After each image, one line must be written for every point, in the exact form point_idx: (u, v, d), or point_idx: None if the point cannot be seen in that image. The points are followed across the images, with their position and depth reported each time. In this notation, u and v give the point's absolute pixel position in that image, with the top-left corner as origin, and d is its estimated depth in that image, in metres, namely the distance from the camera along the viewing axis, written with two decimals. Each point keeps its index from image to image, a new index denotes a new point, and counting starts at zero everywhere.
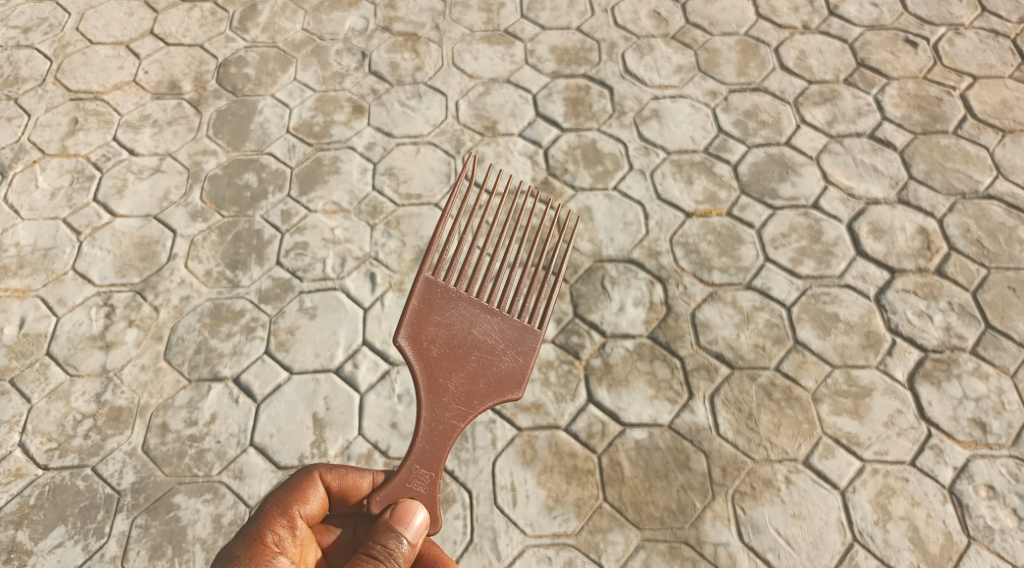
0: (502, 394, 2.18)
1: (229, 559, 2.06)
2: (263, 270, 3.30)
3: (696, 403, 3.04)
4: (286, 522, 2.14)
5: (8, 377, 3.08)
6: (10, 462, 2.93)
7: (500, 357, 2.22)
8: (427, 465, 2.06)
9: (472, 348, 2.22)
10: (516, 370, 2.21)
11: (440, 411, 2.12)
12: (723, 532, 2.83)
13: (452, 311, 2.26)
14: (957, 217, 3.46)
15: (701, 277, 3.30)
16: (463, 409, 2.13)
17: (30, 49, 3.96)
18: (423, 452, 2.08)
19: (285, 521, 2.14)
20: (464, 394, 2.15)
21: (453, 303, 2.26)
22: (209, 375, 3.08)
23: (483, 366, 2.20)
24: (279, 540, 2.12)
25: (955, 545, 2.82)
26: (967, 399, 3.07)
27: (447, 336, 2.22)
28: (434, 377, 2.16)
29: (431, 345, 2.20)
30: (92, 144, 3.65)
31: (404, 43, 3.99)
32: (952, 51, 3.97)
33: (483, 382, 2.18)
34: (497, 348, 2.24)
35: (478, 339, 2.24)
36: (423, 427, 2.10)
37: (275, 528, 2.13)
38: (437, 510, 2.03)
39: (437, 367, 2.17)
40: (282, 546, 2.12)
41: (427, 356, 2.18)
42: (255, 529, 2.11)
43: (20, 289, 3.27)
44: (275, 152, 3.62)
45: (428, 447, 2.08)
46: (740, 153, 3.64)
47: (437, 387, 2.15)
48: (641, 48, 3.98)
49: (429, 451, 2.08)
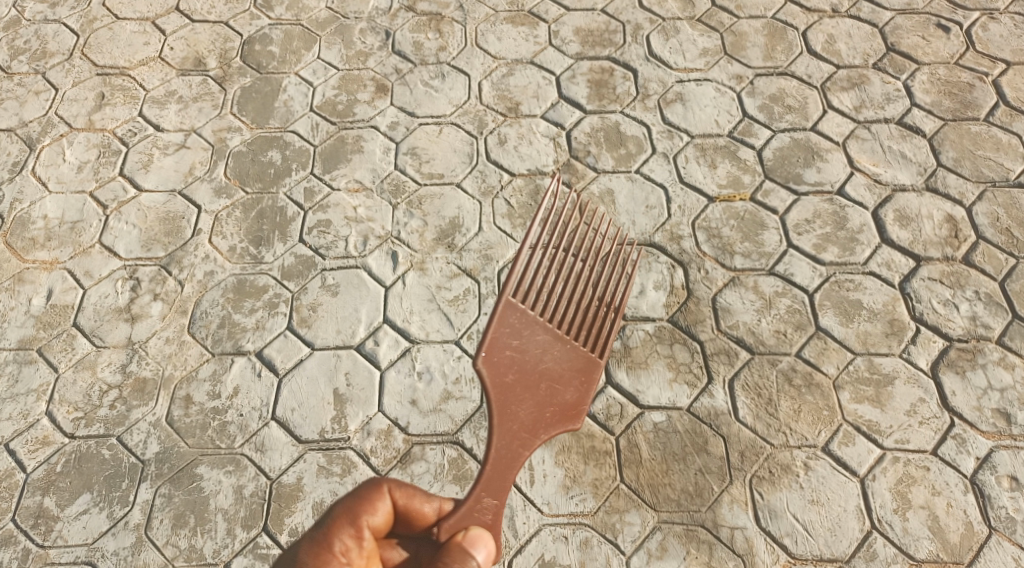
0: (567, 425, 2.09)
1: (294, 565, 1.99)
2: (286, 247, 3.32)
3: (715, 387, 3.04)
4: (353, 531, 2.04)
5: (35, 347, 3.13)
6: (38, 430, 2.98)
7: (567, 386, 2.14)
8: (495, 495, 1.98)
9: (542, 373, 2.13)
10: (582, 401, 2.13)
11: (508, 438, 2.03)
12: (740, 516, 2.83)
13: (527, 335, 2.15)
14: (986, 205, 3.42)
15: (723, 261, 3.29)
16: (530, 438, 2.04)
17: (58, 23, 3.99)
18: (491, 481, 2.00)
19: (352, 530, 2.04)
20: (530, 423, 2.06)
21: (529, 324, 2.16)
22: (232, 349, 3.11)
23: (552, 393, 2.11)
24: (345, 550, 2.02)
25: (975, 534, 2.80)
26: (992, 390, 3.04)
27: (520, 360, 2.11)
28: (505, 403, 2.06)
29: (506, 370, 2.08)
30: (118, 119, 3.68)
31: (429, 23, 3.99)
32: (985, 36, 3.90)
33: (550, 410, 2.09)
34: (564, 376, 2.15)
35: (548, 366, 2.14)
36: (493, 456, 2.01)
37: (342, 536, 2.03)
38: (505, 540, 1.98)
39: (507, 391, 2.07)
40: (349, 555, 2.02)
41: (501, 379, 2.07)
42: (321, 535, 2.03)
43: (48, 261, 3.31)
44: (299, 130, 3.63)
45: (493, 475, 2.00)
46: (765, 138, 3.61)
47: (508, 415, 2.05)
48: (667, 31, 3.94)
49: (496, 479, 2.00)
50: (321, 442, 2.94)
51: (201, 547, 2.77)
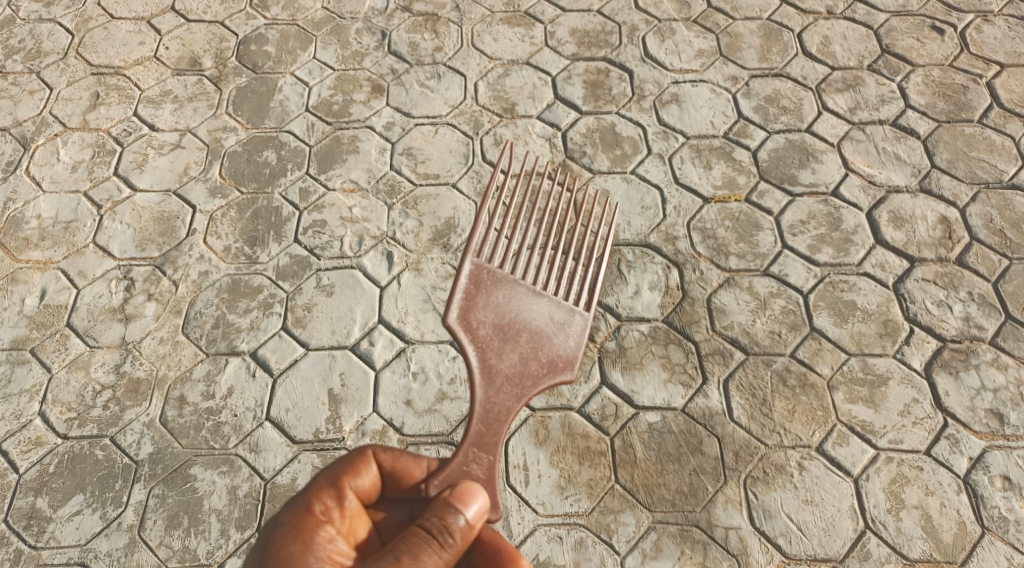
0: (557, 377, 2.11)
1: (276, 524, 2.09)
2: (281, 247, 3.31)
3: (710, 388, 3.04)
4: (334, 492, 2.13)
5: (29, 347, 3.12)
6: (31, 431, 2.97)
7: (550, 339, 2.16)
8: (486, 449, 2.00)
9: (522, 328, 2.15)
10: (567, 353, 2.16)
11: (494, 392, 2.05)
12: (734, 516, 2.83)
13: (499, 292, 2.18)
14: (980, 207, 3.43)
15: (717, 262, 3.29)
16: (517, 391, 2.06)
17: (52, 23, 3.99)
18: (480, 435, 2.02)
19: (334, 492, 2.13)
20: (516, 376, 2.08)
21: (501, 281, 2.19)
22: (226, 349, 3.10)
23: (534, 347, 2.14)
24: (326, 510, 2.11)
25: (968, 534, 2.81)
26: (985, 390, 3.05)
27: (494, 316, 2.15)
28: (487, 359, 2.08)
29: (480, 326, 2.12)
30: (113, 119, 3.67)
31: (424, 24, 3.98)
32: (980, 38, 3.92)
33: (536, 362, 2.11)
34: (547, 329, 2.17)
35: (525, 321, 2.17)
36: (480, 411, 2.03)
37: (323, 498, 2.12)
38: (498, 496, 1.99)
39: (487, 345, 2.10)
40: (329, 515, 2.11)
41: (477, 335, 2.10)
42: (303, 497, 2.12)
43: (42, 260, 3.30)
44: (294, 130, 3.63)
45: (483, 429, 2.02)
46: (760, 139, 3.61)
47: (491, 369, 2.07)
48: (663, 32, 3.95)
49: (485, 433, 2.01)
50: (315, 442, 2.94)
51: (195, 548, 2.77)
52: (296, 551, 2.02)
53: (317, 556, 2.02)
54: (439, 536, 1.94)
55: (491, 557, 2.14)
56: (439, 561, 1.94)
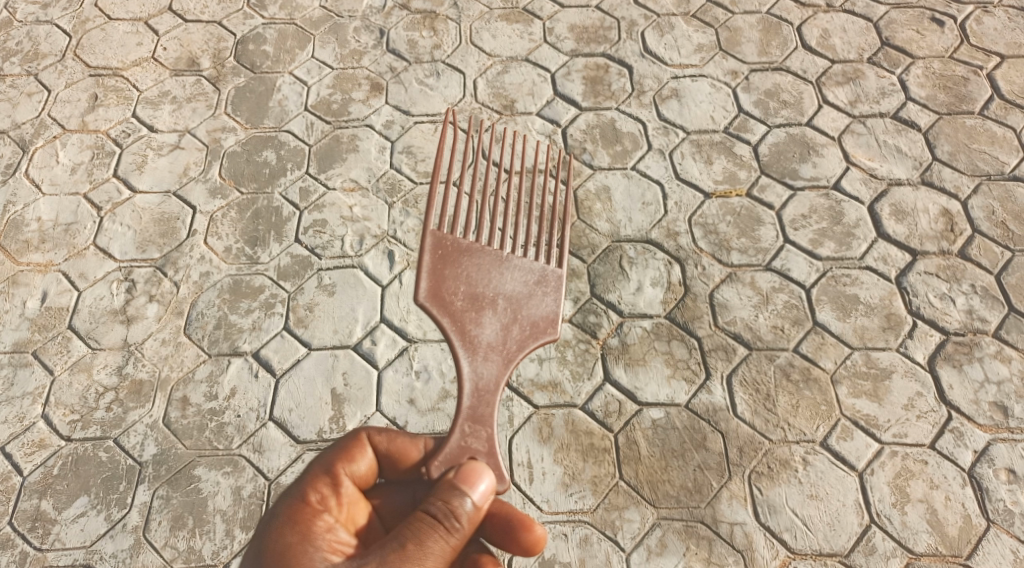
0: (542, 337, 2.13)
1: (272, 516, 2.11)
2: (282, 247, 3.31)
3: (713, 384, 3.03)
4: (331, 480, 2.17)
5: (31, 349, 3.12)
6: (34, 433, 2.97)
7: (528, 301, 2.17)
8: (478, 422, 2.01)
9: (497, 295, 2.16)
10: (548, 311, 2.17)
11: (479, 363, 2.06)
12: (739, 511, 2.83)
13: (468, 263, 2.18)
14: (981, 199, 3.42)
15: (720, 258, 3.29)
16: (502, 356, 2.08)
17: (49, 24, 3.97)
18: (472, 408, 2.03)
19: (330, 480, 2.17)
20: (499, 343, 2.10)
21: (469, 252, 2.19)
22: (228, 350, 3.10)
23: (513, 310, 2.15)
24: (323, 499, 2.14)
25: (973, 528, 2.81)
26: (989, 383, 3.05)
27: (466, 289, 2.15)
28: (466, 330, 2.10)
29: (453, 298, 2.13)
30: (112, 120, 3.66)
31: (423, 21, 3.97)
32: (980, 30, 3.91)
33: (518, 328, 2.12)
34: (522, 293, 2.18)
35: (498, 288, 2.17)
36: (469, 384, 2.04)
37: (319, 487, 2.16)
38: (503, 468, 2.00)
39: (464, 319, 2.11)
40: (326, 504, 2.14)
41: (452, 311, 2.11)
42: (298, 490, 2.15)
43: (42, 263, 3.30)
44: (294, 129, 3.62)
45: (473, 401, 2.03)
46: (761, 134, 3.60)
47: (472, 339, 2.09)
48: (662, 27, 3.94)
49: (478, 406, 2.02)
50: (319, 442, 2.93)
51: (200, 548, 2.77)
52: (295, 542, 2.05)
53: (317, 547, 2.05)
54: (444, 521, 1.98)
55: (503, 529, 2.16)
56: (445, 545, 1.99)
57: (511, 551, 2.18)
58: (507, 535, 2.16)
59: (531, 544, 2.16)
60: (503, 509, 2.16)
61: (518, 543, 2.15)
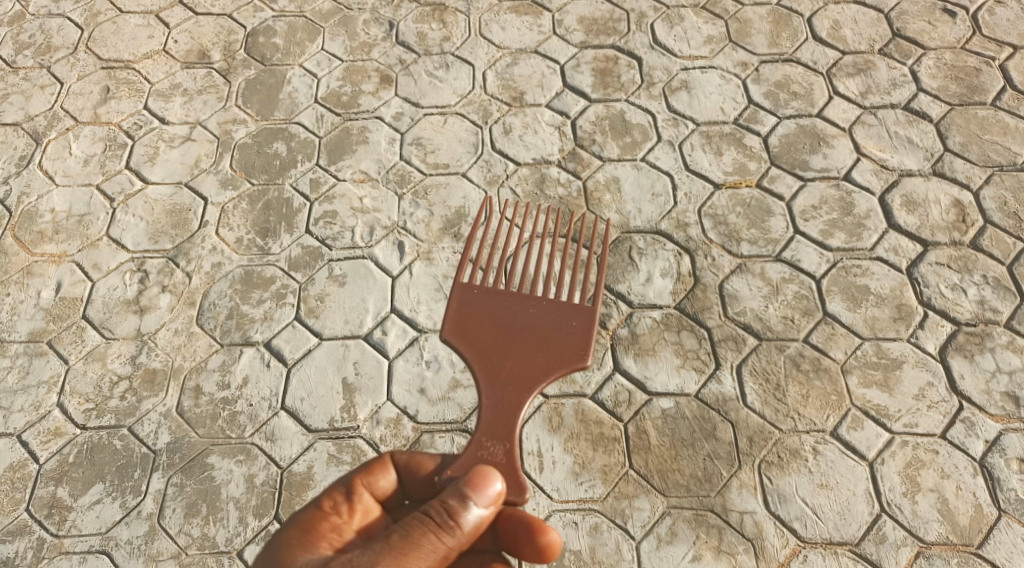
0: (569, 366, 2.10)
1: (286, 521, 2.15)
2: (292, 239, 3.32)
3: (723, 373, 3.04)
4: (347, 490, 2.20)
5: (45, 339, 3.14)
6: (49, 422, 2.99)
7: (555, 332, 2.16)
8: (496, 438, 2.01)
9: (521, 328, 2.16)
10: (576, 340, 2.14)
11: (500, 388, 2.06)
12: (749, 500, 2.83)
13: (494, 301, 2.22)
14: (993, 190, 3.41)
15: (729, 248, 3.29)
16: (524, 384, 2.07)
17: (62, 18, 4.00)
18: (492, 428, 2.03)
19: (345, 489, 2.21)
20: (521, 370, 2.09)
21: (493, 294, 2.23)
22: (241, 340, 3.12)
23: (537, 341, 2.14)
24: (335, 506, 2.17)
25: (984, 517, 2.81)
26: (1000, 373, 3.04)
27: (492, 325, 2.17)
28: (488, 362, 2.11)
29: (477, 335, 2.16)
30: (124, 113, 3.68)
31: (432, 13, 3.98)
32: (991, 20, 3.89)
33: (540, 358, 2.11)
34: (548, 324, 2.17)
35: (524, 321, 2.18)
36: (488, 409, 2.04)
37: (333, 495, 2.19)
38: (519, 477, 1.97)
39: (487, 351, 2.13)
40: (337, 509, 2.16)
41: (476, 343, 2.14)
42: (315, 498, 2.19)
43: (55, 254, 3.32)
44: (304, 122, 3.63)
45: (492, 422, 2.03)
46: (771, 125, 3.60)
47: (495, 367, 2.10)
48: (671, 18, 3.93)
49: (497, 426, 2.02)
50: (330, 431, 2.95)
51: (214, 536, 2.79)
52: (296, 538, 2.07)
53: (316, 544, 2.06)
54: (436, 517, 1.96)
55: (518, 532, 2.16)
56: (438, 545, 1.95)
57: (525, 554, 2.18)
58: (522, 537, 2.16)
59: (545, 548, 2.15)
60: (518, 513, 2.15)
61: (532, 545, 2.15)
